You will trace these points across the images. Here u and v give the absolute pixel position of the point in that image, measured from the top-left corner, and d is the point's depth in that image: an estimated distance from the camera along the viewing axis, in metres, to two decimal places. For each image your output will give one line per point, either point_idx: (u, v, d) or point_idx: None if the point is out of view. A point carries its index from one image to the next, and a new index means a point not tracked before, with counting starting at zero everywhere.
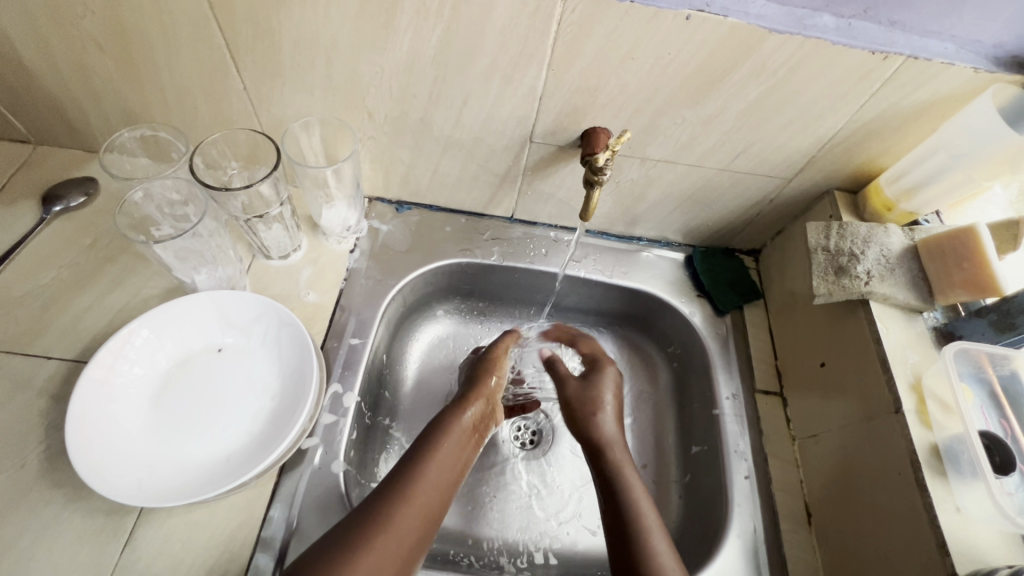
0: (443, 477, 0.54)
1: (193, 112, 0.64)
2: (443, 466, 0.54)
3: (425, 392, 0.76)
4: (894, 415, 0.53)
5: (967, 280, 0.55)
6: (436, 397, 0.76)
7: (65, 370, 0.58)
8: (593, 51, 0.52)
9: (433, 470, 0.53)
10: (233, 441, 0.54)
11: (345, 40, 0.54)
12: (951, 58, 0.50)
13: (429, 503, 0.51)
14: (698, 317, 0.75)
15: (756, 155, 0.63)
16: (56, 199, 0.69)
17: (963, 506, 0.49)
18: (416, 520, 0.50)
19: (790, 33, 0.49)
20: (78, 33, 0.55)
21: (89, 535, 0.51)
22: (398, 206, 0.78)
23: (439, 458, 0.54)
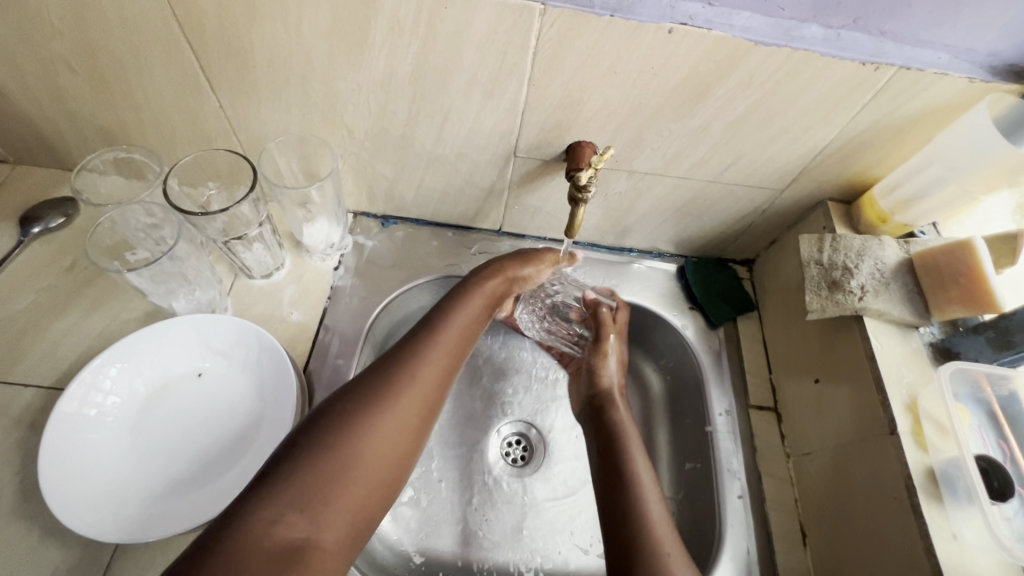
0: (431, 387, 0.51)
1: (169, 132, 0.63)
2: (431, 376, 0.51)
3: None
4: (889, 437, 0.52)
5: (963, 295, 0.53)
6: None
7: (41, 398, 0.57)
8: (574, 65, 0.51)
9: (423, 379, 0.51)
10: (212, 470, 0.53)
11: (320, 57, 0.53)
12: (945, 68, 0.48)
13: (439, 393, 0.51)
14: (690, 330, 0.74)
15: (747, 166, 0.61)
16: (34, 221, 0.67)
17: (960, 533, 0.47)
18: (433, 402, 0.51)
19: (776, 45, 0.47)
20: (47, 55, 0.54)
21: (65, 570, 0.50)
22: (384, 220, 0.77)
23: (426, 367, 0.51)
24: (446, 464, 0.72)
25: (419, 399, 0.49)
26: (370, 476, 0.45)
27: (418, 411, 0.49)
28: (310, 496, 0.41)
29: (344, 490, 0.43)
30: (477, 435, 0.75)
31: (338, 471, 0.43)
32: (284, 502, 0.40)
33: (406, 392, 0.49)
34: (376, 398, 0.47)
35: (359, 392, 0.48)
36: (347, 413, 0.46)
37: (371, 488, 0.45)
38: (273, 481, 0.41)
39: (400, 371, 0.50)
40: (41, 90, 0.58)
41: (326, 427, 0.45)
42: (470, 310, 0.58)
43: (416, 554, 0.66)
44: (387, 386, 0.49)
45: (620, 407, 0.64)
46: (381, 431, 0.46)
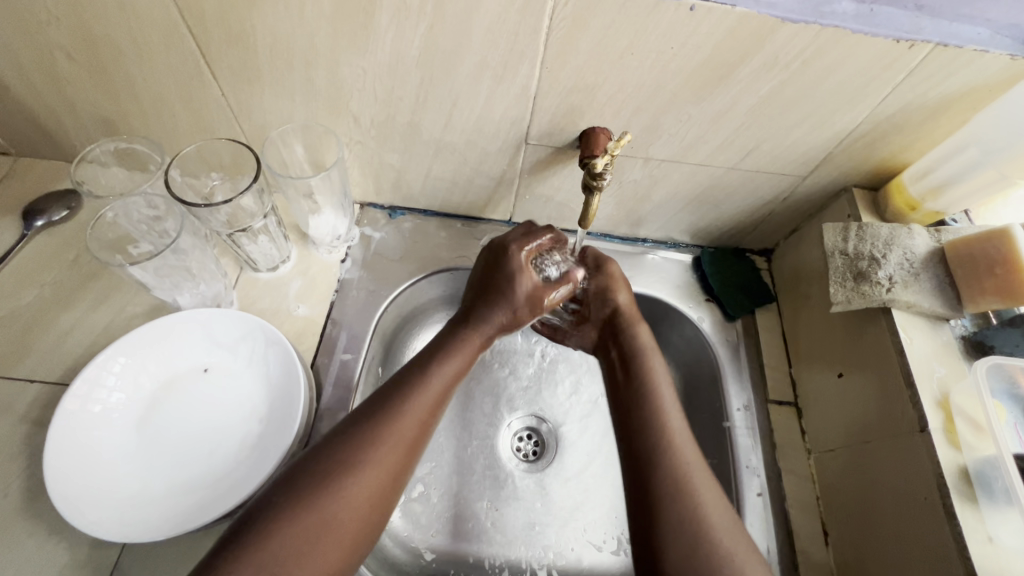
0: (414, 429, 0.49)
1: (171, 121, 0.61)
2: (414, 420, 0.49)
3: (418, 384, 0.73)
4: (919, 434, 0.50)
5: (999, 286, 0.51)
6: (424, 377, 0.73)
7: (47, 394, 0.56)
8: (589, 47, 0.48)
9: (405, 422, 0.49)
10: (219, 468, 0.52)
11: (323, 41, 0.51)
12: (985, 44, 0.45)
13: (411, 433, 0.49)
14: (707, 323, 0.71)
15: (768, 152, 0.59)
16: (37, 214, 0.66)
17: (995, 535, 0.45)
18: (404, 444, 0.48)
19: (805, 21, 0.44)
20: (44, 43, 0.52)
21: (72, 569, 0.49)
22: (391, 211, 0.75)
23: (410, 411, 0.50)
24: (457, 459, 0.71)
25: (401, 444, 0.48)
26: (344, 528, 0.43)
27: (400, 456, 0.47)
28: (284, 551, 0.41)
29: (320, 541, 0.42)
30: (487, 430, 0.74)
31: (315, 521, 0.42)
32: (259, 558, 0.40)
33: (387, 438, 0.47)
34: (356, 447, 0.46)
35: (340, 441, 0.47)
36: (326, 462, 0.45)
37: (352, 531, 0.44)
38: (248, 538, 0.41)
39: (377, 414, 0.48)
40: (41, 79, 0.57)
41: (304, 479, 0.44)
42: (463, 351, 0.56)
43: (427, 550, 0.65)
44: (367, 433, 0.47)
45: (639, 326, 0.60)
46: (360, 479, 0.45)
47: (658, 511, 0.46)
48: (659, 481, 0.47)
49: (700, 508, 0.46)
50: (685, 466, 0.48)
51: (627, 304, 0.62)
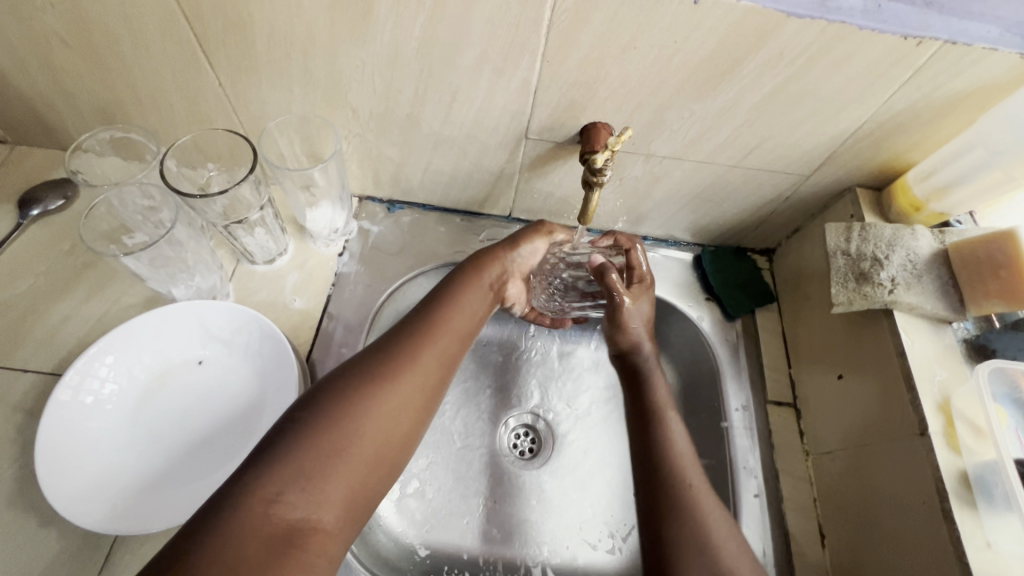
0: (432, 364, 0.50)
1: (168, 110, 0.61)
2: (433, 358, 0.50)
3: None
4: (919, 438, 0.49)
5: (1003, 289, 0.50)
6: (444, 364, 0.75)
7: (40, 385, 0.56)
8: (590, 40, 0.47)
9: (423, 357, 0.50)
10: (211, 462, 0.52)
11: (322, 31, 0.50)
12: (994, 43, 0.44)
13: (438, 357, 0.51)
14: (706, 322, 0.71)
15: (771, 150, 0.58)
16: (33, 203, 0.66)
17: (993, 541, 0.45)
18: (430, 363, 0.50)
19: (810, 17, 0.43)
20: (40, 29, 0.51)
21: (64, 560, 0.49)
22: (390, 205, 0.74)
23: (427, 343, 0.51)
24: (454, 453, 0.71)
25: (422, 380, 0.49)
26: (376, 439, 0.44)
27: (420, 393, 0.48)
28: (308, 467, 0.40)
29: (342, 459, 0.42)
30: (484, 426, 0.74)
31: (335, 445, 0.42)
32: (281, 474, 0.40)
33: (408, 374, 0.48)
34: (379, 370, 0.47)
35: (360, 369, 0.47)
36: (348, 387, 0.46)
37: (369, 463, 0.44)
38: (277, 451, 0.41)
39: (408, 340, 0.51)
40: (36, 67, 0.56)
41: (324, 406, 0.44)
42: (472, 297, 0.58)
43: (421, 547, 0.65)
44: (382, 367, 0.48)
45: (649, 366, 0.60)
46: (381, 406, 0.45)
47: (670, 509, 0.48)
48: (671, 481, 0.50)
49: (706, 520, 0.48)
50: (691, 480, 0.50)
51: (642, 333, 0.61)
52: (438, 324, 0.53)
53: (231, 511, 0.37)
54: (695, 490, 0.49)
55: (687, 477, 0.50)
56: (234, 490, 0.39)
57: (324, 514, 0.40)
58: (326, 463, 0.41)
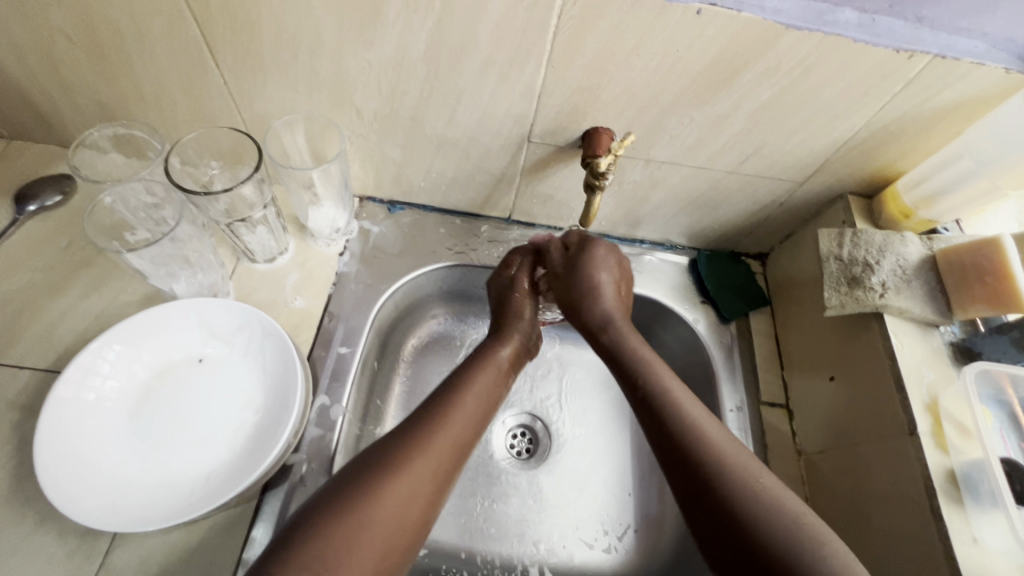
0: (449, 453, 0.50)
1: (171, 107, 0.60)
2: (446, 445, 0.50)
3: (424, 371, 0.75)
4: (909, 438, 0.51)
5: (988, 293, 0.52)
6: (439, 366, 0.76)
7: (36, 382, 0.56)
8: (595, 47, 0.48)
9: (439, 446, 0.50)
10: (212, 459, 0.52)
11: (329, 32, 0.50)
12: (981, 58, 0.46)
13: (458, 441, 0.51)
14: (701, 324, 0.72)
15: (767, 157, 0.60)
16: (30, 198, 0.65)
17: (980, 536, 0.47)
18: (452, 446, 0.51)
19: (808, 29, 0.45)
20: (44, 23, 0.51)
21: (62, 557, 0.48)
22: (390, 206, 0.75)
23: (449, 424, 0.52)
24: None
25: (436, 464, 0.49)
26: (388, 535, 0.44)
27: (433, 482, 0.48)
28: (321, 564, 0.41)
29: (355, 552, 0.42)
30: None
31: (353, 534, 0.43)
32: (295, 569, 0.40)
33: (421, 465, 0.48)
34: (401, 457, 0.48)
35: (384, 451, 0.48)
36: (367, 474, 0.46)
37: (381, 552, 0.44)
38: (298, 541, 0.42)
39: (431, 424, 0.51)
40: (37, 61, 0.56)
41: (345, 493, 0.45)
42: (484, 377, 0.58)
43: (419, 545, 0.65)
44: (395, 455, 0.48)
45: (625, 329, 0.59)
46: (394, 495, 0.45)
47: (718, 487, 0.45)
48: (700, 451, 0.47)
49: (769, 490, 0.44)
50: (720, 449, 0.47)
51: (608, 284, 0.62)
52: (452, 408, 0.53)
53: None
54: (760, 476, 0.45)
55: (740, 468, 0.46)
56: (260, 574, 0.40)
57: None
58: (338, 559, 0.41)
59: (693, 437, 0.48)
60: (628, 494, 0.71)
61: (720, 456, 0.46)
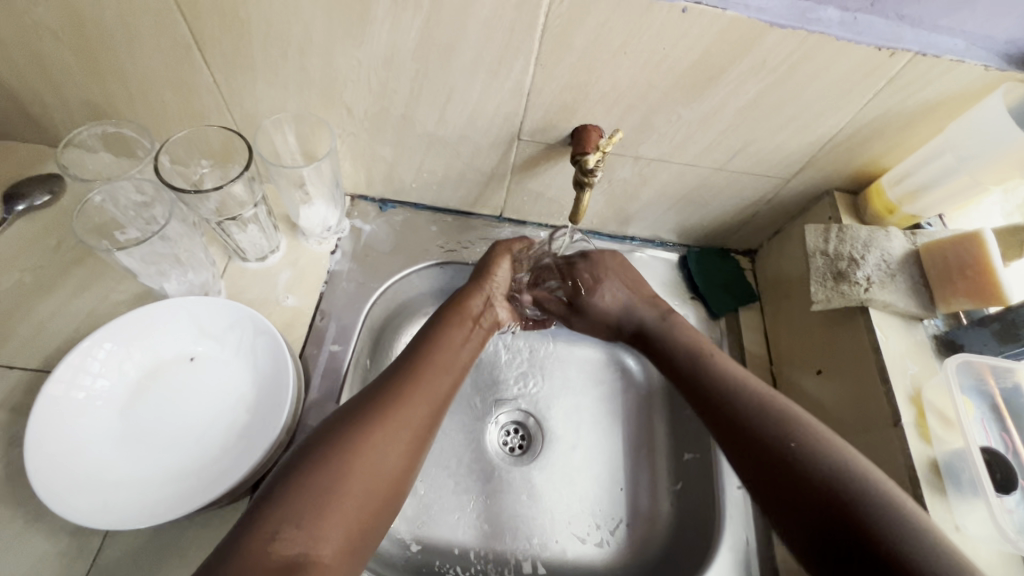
0: (424, 409, 0.52)
1: (160, 107, 0.61)
2: (421, 401, 0.53)
3: None
4: (893, 429, 0.52)
5: (969, 286, 0.53)
6: None
7: (26, 382, 0.55)
8: (583, 45, 0.49)
9: (415, 406, 0.52)
10: (204, 457, 0.52)
11: (319, 31, 0.51)
12: (961, 55, 0.47)
13: (431, 398, 0.54)
14: (692, 320, 0.73)
15: (754, 154, 0.60)
16: (19, 198, 0.65)
17: (962, 524, 0.47)
18: (426, 403, 0.53)
19: (791, 26, 0.45)
20: (32, 22, 0.51)
21: (53, 557, 0.48)
22: (382, 204, 0.75)
23: (420, 384, 0.54)
24: (444, 451, 0.72)
25: (412, 418, 0.51)
26: (367, 485, 0.46)
27: (408, 439, 0.50)
28: (303, 511, 0.43)
29: (337, 499, 0.44)
30: (475, 424, 0.74)
31: (333, 480, 0.45)
32: (278, 518, 0.42)
33: (396, 420, 0.50)
34: (375, 412, 0.50)
35: (357, 409, 0.50)
36: (343, 429, 0.48)
37: (361, 507, 0.45)
38: (279, 492, 0.43)
39: (403, 381, 0.54)
40: (25, 60, 0.55)
41: (322, 446, 0.47)
42: (455, 337, 0.61)
43: (413, 542, 0.65)
44: (369, 414, 0.50)
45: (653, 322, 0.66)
46: (370, 447, 0.47)
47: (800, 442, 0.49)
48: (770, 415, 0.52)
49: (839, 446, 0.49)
50: (783, 413, 0.52)
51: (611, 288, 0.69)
52: (425, 371, 0.56)
53: (242, 541, 0.40)
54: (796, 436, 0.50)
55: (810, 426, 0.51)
56: (248, 525, 0.41)
57: (320, 551, 0.42)
58: (319, 505, 0.43)
59: (752, 414, 0.53)
60: (621, 488, 0.71)
61: (761, 417, 0.53)
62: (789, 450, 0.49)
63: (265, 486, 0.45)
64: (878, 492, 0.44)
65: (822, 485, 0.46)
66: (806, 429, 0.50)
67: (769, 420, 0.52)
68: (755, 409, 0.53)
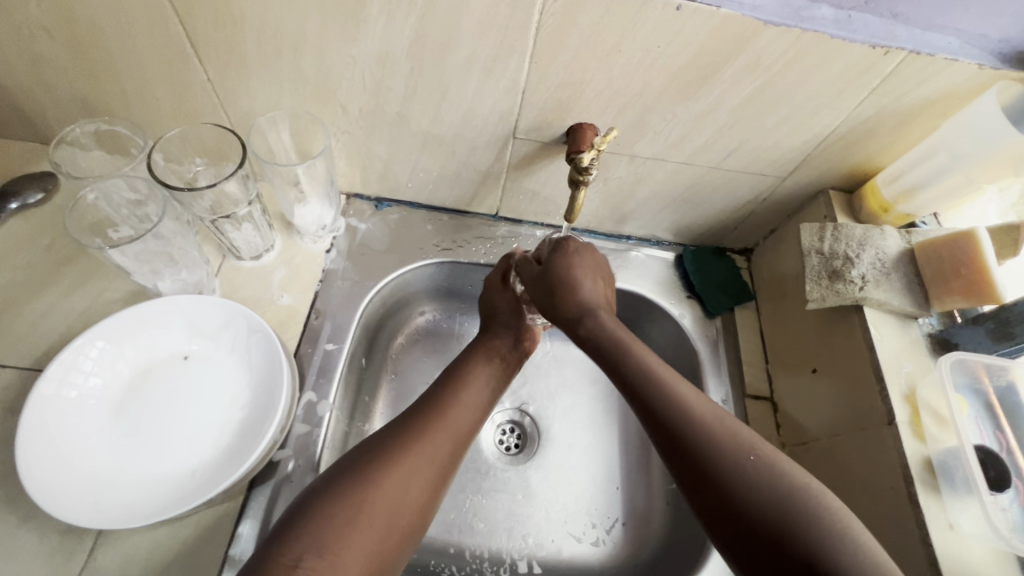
0: (451, 440, 0.52)
1: (153, 104, 0.60)
2: (448, 432, 0.52)
3: (413, 368, 0.75)
4: (887, 427, 0.52)
5: (964, 285, 0.53)
6: (428, 364, 0.76)
7: (19, 381, 0.55)
8: (578, 43, 0.49)
9: (439, 438, 0.51)
10: (198, 457, 0.51)
11: (313, 28, 0.50)
12: (955, 53, 0.47)
13: (459, 428, 0.53)
14: (687, 319, 0.73)
15: (749, 153, 0.60)
16: (12, 196, 0.65)
17: (956, 523, 0.47)
18: (454, 434, 0.52)
19: (786, 25, 0.46)
20: (23, 19, 0.51)
21: (45, 556, 0.48)
22: (378, 203, 0.75)
23: (450, 414, 0.54)
24: None
25: (439, 449, 0.51)
26: (389, 517, 0.46)
27: (433, 473, 0.49)
28: (325, 539, 0.43)
29: (359, 529, 0.44)
30: None
31: (356, 511, 0.44)
32: (301, 546, 0.42)
33: (422, 451, 0.49)
34: (403, 443, 0.49)
35: (386, 437, 0.50)
36: (371, 458, 0.48)
37: (380, 538, 0.45)
38: (304, 518, 0.44)
39: (433, 411, 0.53)
40: (16, 57, 0.55)
41: (348, 474, 0.47)
42: (485, 366, 0.60)
43: None
44: (394, 446, 0.49)
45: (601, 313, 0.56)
46: (394, 478, 0.47)
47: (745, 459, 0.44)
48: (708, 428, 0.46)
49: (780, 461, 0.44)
50: (720, 425, 0.46)
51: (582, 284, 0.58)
52: (451, 402, 0.55)
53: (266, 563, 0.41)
54: (752, 449, 0.45)
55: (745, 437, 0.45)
56: (271, 549, 0.42)
57: None
58: (341, 534, 0.43)
59: (695, 427, 0.46)
60: (616, 488, 0.71)
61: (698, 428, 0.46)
62: (743, 467, 0.44)
63: (293, 509, 0.45)
64: (826, 513, 0.41)
65: (770, 510, 0.41)
66: (750, 443, 0.45)
67: (709, 435, 0.45)
68: (688, 423, 0.46)
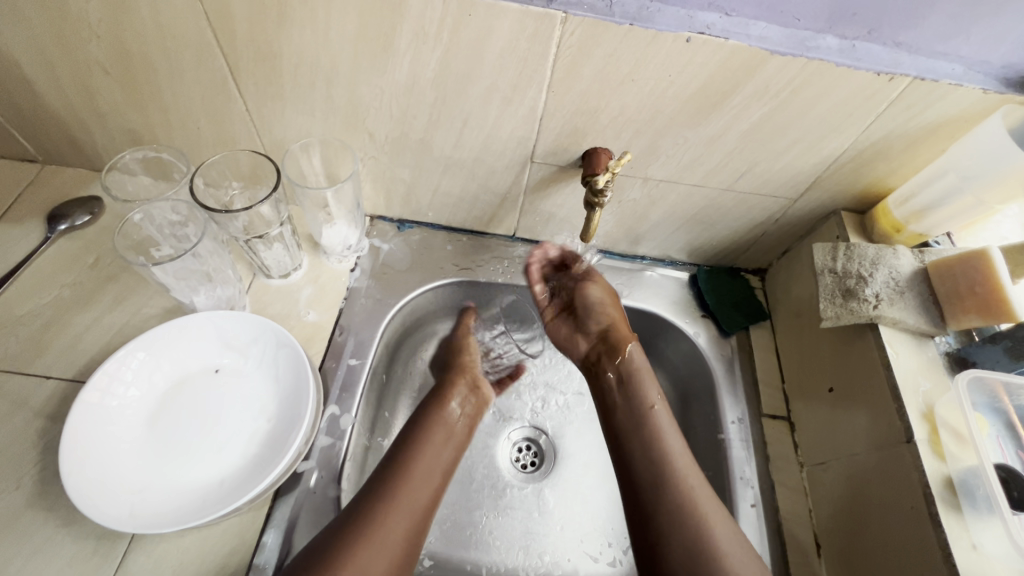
0: (409, 519, 0.52)
1: (195, 132, 0.65)
2: (404, 511, 0.52)
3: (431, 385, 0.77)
4: (906, 445, 0.51)
5: (979, 304, 0.54)
6: None
7: (61, 391, 0.58)
8: (593, 73, 0.52)
9: (398, 516, 0.51)
10: (228, 465, 0.54)
11: (345, 62, 0.54)
12: (959, 79, 0.49)
13: (417, 507, 0.53)
14: (702, 338, 0.74)
15: (761, 175, 0.62)
16: (61, 218, 0.69)
17: (979, 543, 0.47)
18: (410, 515, 0.52)
19: (792, 54, 0.48)
20: (84, 58, 0.56)
21: (81, 559, 0.50)
22: (400, 224, 0.78)
23: (405, 490, 0.54)
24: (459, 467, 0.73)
25: (397, 533, 0.50)
26: None
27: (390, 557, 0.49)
28: None
29: None
30: (487, 440, 0.75)
31: None
32: None
33: (376, 537, 0.49)
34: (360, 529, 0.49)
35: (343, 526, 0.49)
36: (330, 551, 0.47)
37: None
38: None
39: (388, 490, 0.53)
40: (74, 90, 0.60)
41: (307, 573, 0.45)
42: (435, 441, 0.60)
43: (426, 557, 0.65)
44: (350, 536, 0.48)
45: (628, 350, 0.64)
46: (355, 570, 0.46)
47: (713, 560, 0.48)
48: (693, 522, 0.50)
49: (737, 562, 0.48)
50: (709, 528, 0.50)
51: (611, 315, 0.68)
52: (409, 476, 0.55)
53: None
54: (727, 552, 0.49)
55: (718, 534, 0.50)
56: None
57: None
58: None
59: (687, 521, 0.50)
60: None
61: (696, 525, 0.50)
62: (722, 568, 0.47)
63: None
64: None
65: None
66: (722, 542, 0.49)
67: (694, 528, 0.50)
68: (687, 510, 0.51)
